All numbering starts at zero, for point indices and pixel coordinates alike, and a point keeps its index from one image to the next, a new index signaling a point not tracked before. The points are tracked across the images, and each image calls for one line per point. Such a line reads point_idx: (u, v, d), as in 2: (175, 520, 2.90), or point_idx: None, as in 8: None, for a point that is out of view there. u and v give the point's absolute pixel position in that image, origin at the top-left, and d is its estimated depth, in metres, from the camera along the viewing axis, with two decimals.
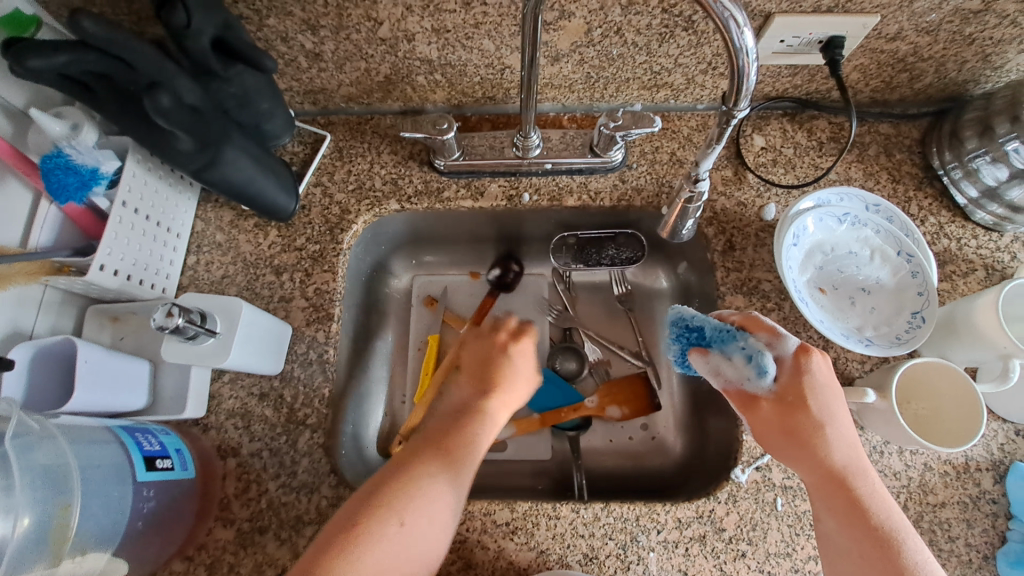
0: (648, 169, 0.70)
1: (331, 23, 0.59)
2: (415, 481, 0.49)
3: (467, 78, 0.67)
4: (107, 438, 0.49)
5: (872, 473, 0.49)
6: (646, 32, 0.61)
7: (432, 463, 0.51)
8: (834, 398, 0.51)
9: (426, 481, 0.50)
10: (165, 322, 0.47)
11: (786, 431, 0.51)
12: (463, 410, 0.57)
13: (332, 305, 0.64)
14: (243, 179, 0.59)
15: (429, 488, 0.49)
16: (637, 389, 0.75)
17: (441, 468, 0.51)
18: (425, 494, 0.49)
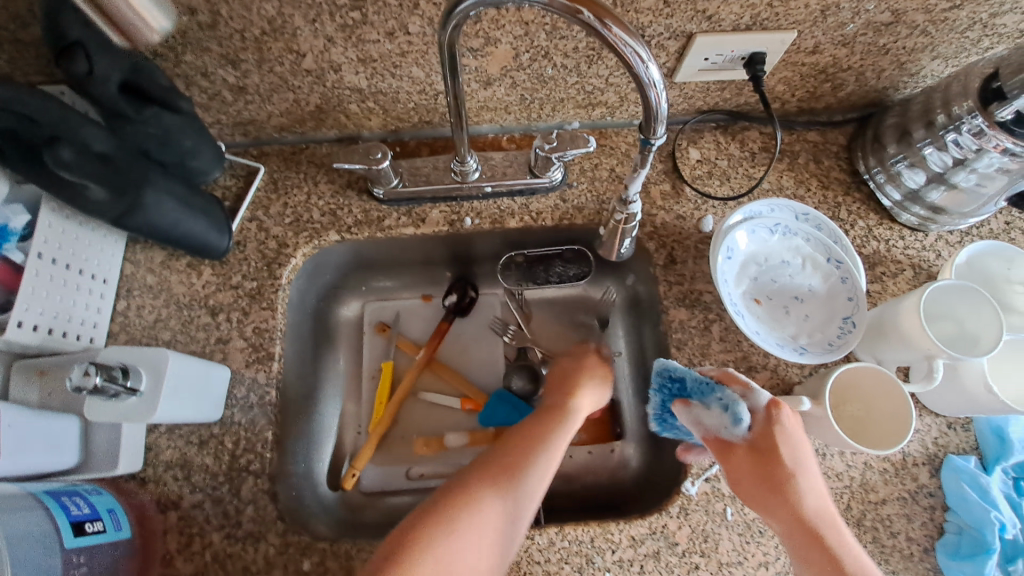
0: (588, 187, 0.70)
1: (252, 57, 0.58)
2: (470, 501, 0.51)
3: (400, 105, 0.66)
4: (29, 506, 0.46)
5: (843, 526, 0.50)
6: (574, 55, 0.61)
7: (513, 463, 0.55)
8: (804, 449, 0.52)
9: (499, 488, 0.53)
10: (82, 381, 0.45)
11: (765, 481, 0.52)
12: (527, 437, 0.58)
13: (272, 343, 0.63)
14: (168, 221, 0.57)
15: (507, 488, 0.53)
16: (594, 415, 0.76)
17: (516, 471, 0.55)
18: (502, 497, 0.52)
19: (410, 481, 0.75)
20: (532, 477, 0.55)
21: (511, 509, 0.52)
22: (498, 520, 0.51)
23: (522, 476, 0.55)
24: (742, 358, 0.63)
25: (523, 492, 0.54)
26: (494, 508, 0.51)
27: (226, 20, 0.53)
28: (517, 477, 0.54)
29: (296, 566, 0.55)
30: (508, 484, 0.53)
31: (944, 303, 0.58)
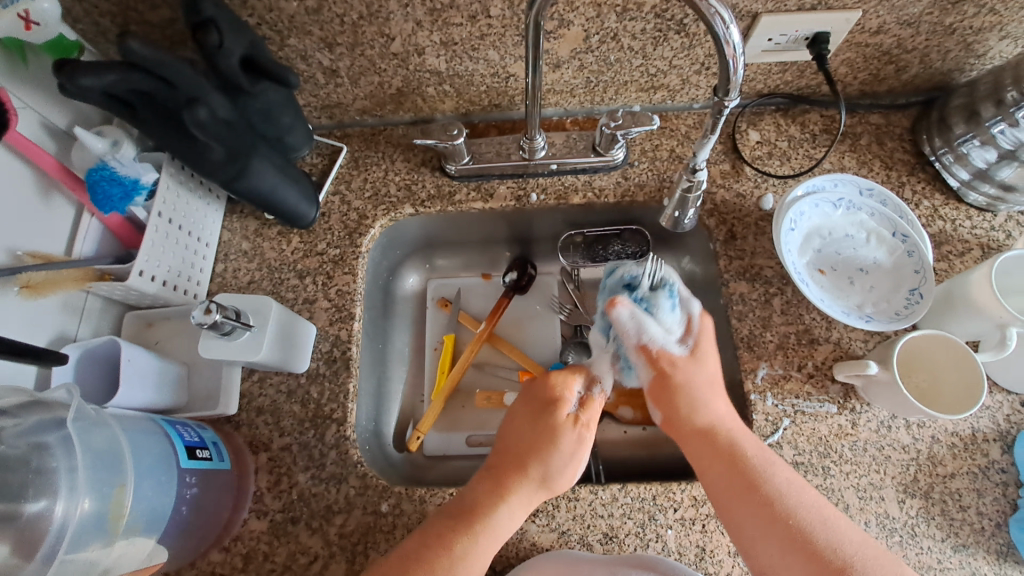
0: (649, 166, 0.73)
1: (347, 41, 0.64)
2: (474, 542, 0.50)
3: (474, 88, 0.71)
4: (152, 429, 0.52)
5: (781, 472, 0.53)
6: (641, 37, 0.64)
7: (495, 505, 0.52)
8: (715, 392, 0.57)
9: (473, 535, 0.50)
10: (204, 318, 0.51)
11: (731, 482, 0.52)
12: (535, 462, 0.54)
13: (353, 305, 0.68)
14: (268, 188, 0.63)
15: (486, 534, 0.51)
16: None
17: (499, 513, 0.52)
18: (483, 541, 0.50)
19: (469, 448, 0.78)
20: (515, 514, 0.53)
21: (491, 551, 0.51)
22: (481, 564, 0.50)
23: (505, 517, 0.52)
24: (804, 330, 0.64)
25: (503, 529, 0.52)
26: (473, 553, 0.49)
27: (330, 5, 0.60)
28: (502, 515, 0.52)
29: (374, 507, 0.59)
30: (488, 530, 0.51)
31: (1017, 275, 0.57)
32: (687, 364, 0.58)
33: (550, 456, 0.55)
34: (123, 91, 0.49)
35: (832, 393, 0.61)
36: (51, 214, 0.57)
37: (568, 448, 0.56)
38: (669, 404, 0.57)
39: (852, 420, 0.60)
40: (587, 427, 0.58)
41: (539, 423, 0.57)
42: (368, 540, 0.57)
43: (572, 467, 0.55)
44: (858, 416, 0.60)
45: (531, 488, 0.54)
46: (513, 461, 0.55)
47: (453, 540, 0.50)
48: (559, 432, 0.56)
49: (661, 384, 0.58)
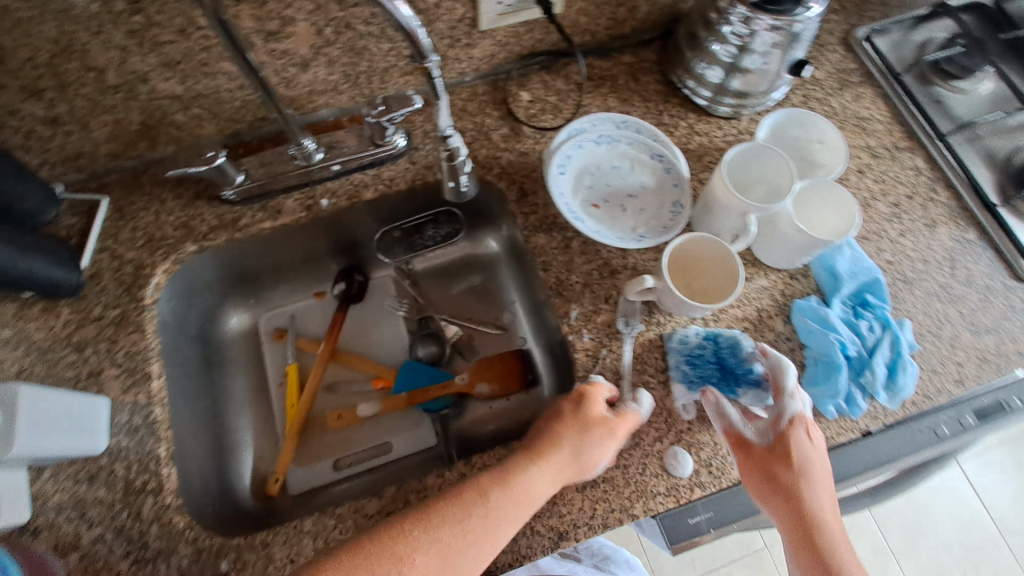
0: (433, 146, 0.74)
1: (52, 84, 0.58)
2: (493, 513, 0.51)
3: (227, 105, 0.68)
4: None
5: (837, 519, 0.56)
6: (376, 21, 0.64)
7: (523, 471, 0.54)
8: (817, 467, 0.57)
9: (474, 509, 0.51)
10: None
11: (801, 522, 0.56)
12: (570, 444, 0.56)
13: (148, 363, 0.62)
14: (3, 264, 0.55)
15: (521, 498, 0.53)
16: (508, 364, 0.78)
17: (529, 474, 0.54)
18: (514, 503, 0.52)
19: (338, 472, 0.75)
20: (546, 481, 0.54)
21: (520, 512, 0.52)
22: (478, 545, 0.50)
23: (535, 483, 0.54)
24: (604, 264, 0.66)
25: (534, 494, 0.53)
26: (472, 531, 0.50)
27: (9, 49, 0.53)
28: (524, 488, 0.53)
29: (212, 568, 0.54)
30: (513, 494, 0.53)
31: (748, 168, 0.64)
32: (777, 444, 0.58)
33: (568, 440, 0.56)
34: None
35: (639, 312, 0.65)
36: None
37: (575, 435, 0.57)
38: (769, 464, 0.57)
39: (660, 333, 0.64)
40: (617, 429, 0.57)
41: (572, 412, 0.59)
42: None
43: (598, 454, 0.56)
44: (663, 327, 0.64)
45: (564, 458, 0.56)
46: (545, 446, 0.57)
47: (450, 509, 0.51)
48: (585, 425, 0.57)
49: (753, 464, 0.57)
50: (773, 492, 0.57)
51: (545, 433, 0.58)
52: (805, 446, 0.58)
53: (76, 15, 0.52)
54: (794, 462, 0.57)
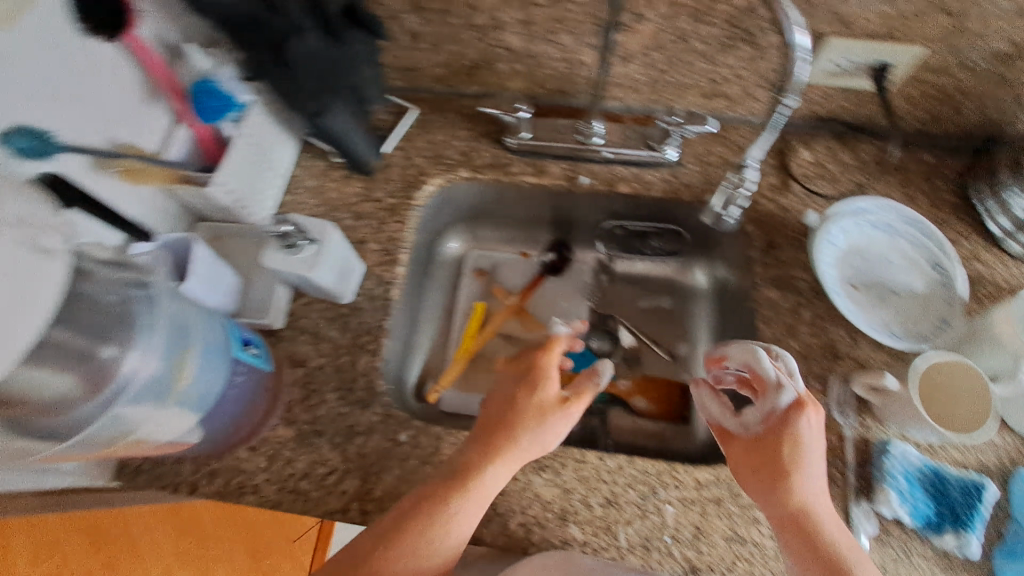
0: (700, 169, 0.76)
1: (436, 7, 0.68)
2: (485, 481, 0.52)
3: (544, 70, 0.76)
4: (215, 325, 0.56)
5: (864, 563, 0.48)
6: (711, 42, 0.67)
7: (484, 464, 0.53)
8: (813, 462, 0.52)
9: (465, 490, 0.51)
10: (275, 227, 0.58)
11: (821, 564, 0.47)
12: (540, 410, 0.56)
13: (399, 252, 0.73)
14: (338, 131, 0.68)
15: (477, 492, 0.51)
16: (668, 392, 0.81)
17: (488, 467, 0.53)
18: (472, 493, 0.51)
19: None
20: (500, 472, 0.53)
21: (478, 508, 0.51)
22: (463, 518, 0.50)
23: (496, 477, 0.53)
24: (829, 344, 0.66)
25: (489, 487, 0.52)
26: (463, 508, 0.51)
27: None
28: (484, 480, 0.52)
29: (393, 435, 0.63)
30: (478, 488, 0.52)
31: None
32: (797, 468, 0.52)
33: (532, 404, 0.56)
34: (235, 16, 0.55)
35: (848, 405, 0.63)
36: (148, 118, 0.61)
37: (534, 426, 0.55)
38: (783, 504, 0.51)
39: (862, 435, 0.62)
40: (573, 403, 0.57)
41: (527, 381, 0.58)
42: (383, 464, 0.61)
43: (546, 426, 0.55)
44: (868, 431, 0.62)
45: (522, 445, 0.54)
46: (508, 432, 0.55)
47: (440, 495, 0.51)
48: (531, 407, 0.56)
49: (740, 458, 0.55)
50: (767, 476, 0.52)
51: (488, 415, 0.57)
52: (805, 489, 0.51)
53: None
54: (790, 486, 0.51)
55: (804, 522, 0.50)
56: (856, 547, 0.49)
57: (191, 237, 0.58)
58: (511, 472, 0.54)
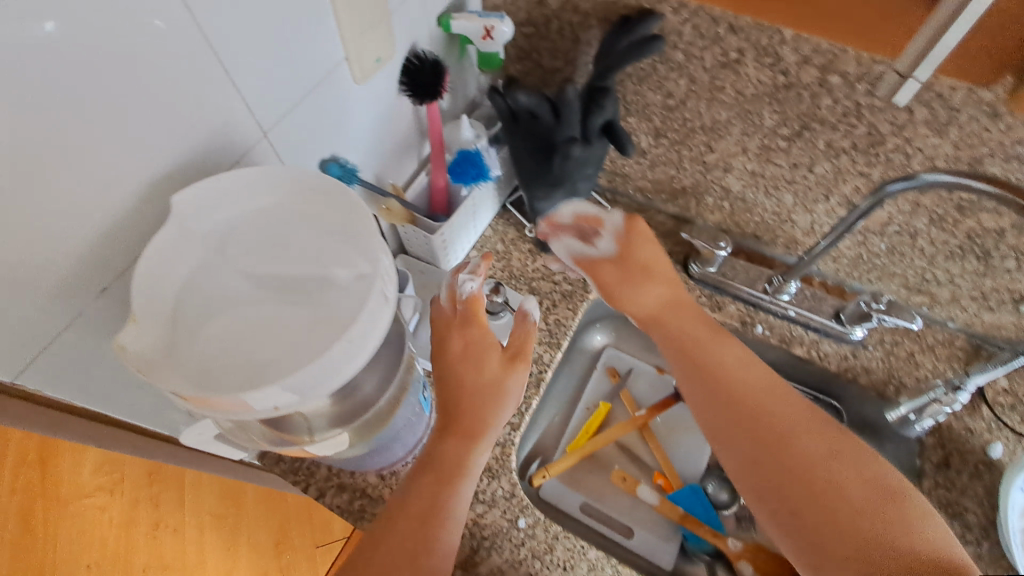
0: (883, 357, 0.73)
1: (675, 137, 0.72)
2: (460, 465, 0.52)
3: (749, 216, 0.77)
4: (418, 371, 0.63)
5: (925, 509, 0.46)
6: (939, 246, 0.66)
7: (456, 446, 0.53)
8: (779, 398, 0.52)
9: (437, 478, 0.51)
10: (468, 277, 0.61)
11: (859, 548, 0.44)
12: (473, 381, 0.55)
13: (562, 337, 0.76)
14: None
15: (454, 475, 0.51)
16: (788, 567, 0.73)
17: (464, 450, 0.53)
18: (448, 476, 0.51)
19: (581, 514, 0.80)
20: (478, 450, 0.53)
21: (461, 488, 0.51)
22: (446, 503, 0.50)
23: (471, 452, 0.53)
24: None
25: (470, 467, 0.52)
26: (432, 494, 0.50)
27: (684, 110, 0.68)
28: (473, 461, 0.53)
29: (512, 517, 0.64)
30: (458, 471, 0.52)
31: None
32: (716, 351, 0.56)
33: (467, 371, 0.55)
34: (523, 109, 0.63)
35: None
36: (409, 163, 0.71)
37: (491, 397, 0.55)
38: (808, 454, 0.48)
39: None
40: (522, 360, 0.58)
41: (466, 350, 0.56)
42: (495, 541, 0.63)
43: (503, 396, 0.55)
44: None
45: (477, 421, 0.54)
46: (468, 413, 0.54)
47: (420, 491, 0.50)
48: (486, 355, 0.56)
49: (658, 313, 0.61)
50: (854, 473, 0.47)
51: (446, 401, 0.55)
52: (775, 394, 0.52)
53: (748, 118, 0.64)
54: (790, 411, 0.51)
55: (889, 505, 0.45)
56: (871, 476, 0.47)
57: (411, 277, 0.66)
58: (488, 443, 0.54)
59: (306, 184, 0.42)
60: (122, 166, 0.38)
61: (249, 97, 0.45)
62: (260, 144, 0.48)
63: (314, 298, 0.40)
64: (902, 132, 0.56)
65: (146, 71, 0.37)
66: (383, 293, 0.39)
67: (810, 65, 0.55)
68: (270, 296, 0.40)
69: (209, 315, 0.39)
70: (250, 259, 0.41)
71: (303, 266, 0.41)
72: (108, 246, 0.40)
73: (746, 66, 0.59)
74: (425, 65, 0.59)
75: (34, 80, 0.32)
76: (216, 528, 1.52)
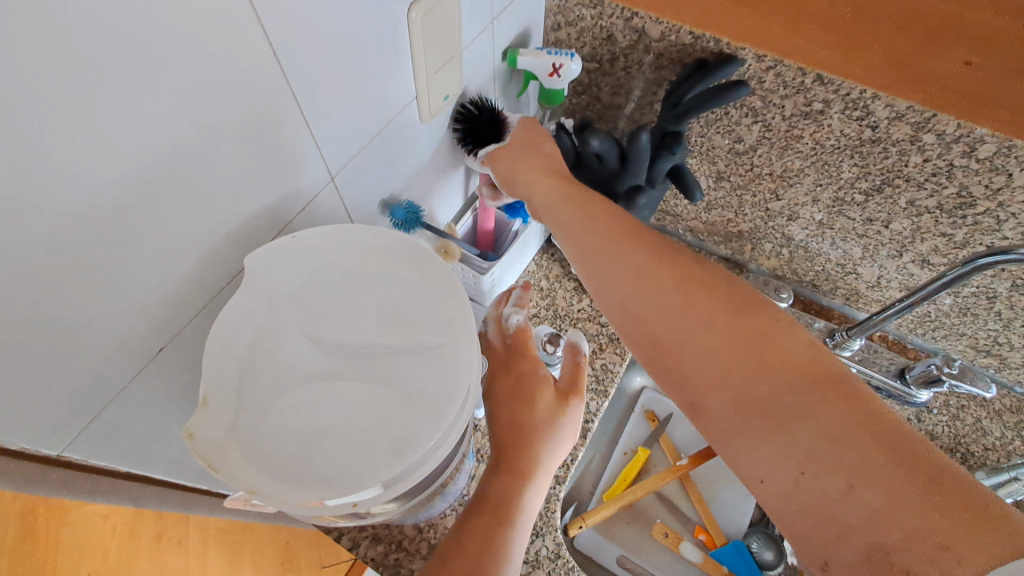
0: (947, 420, 0.70)
1: (739, 182, 0.69)
2: (515, 502, 0.46)
3: (809, 265, 0.74)
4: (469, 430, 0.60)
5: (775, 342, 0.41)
6: (1020, 311, 0.62)
7: (512, 482, 0.47)
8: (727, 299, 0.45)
9: (494, 514, 0.45)
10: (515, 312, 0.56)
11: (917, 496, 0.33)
12: (531, 413, 0.50)
13: (609, 383, 0.72)
14: None
15: (514, 513, 0.46)
16: None
17: (522, 486, 0.47)
18: (504, 514, 0.45)
19: (618, 568, 0.76)
20: (537, 491, 0.48)
21: (520, 528, 0.45)
22: (506, 544, 0.44)
23: (529, 490, 0.48)
24: None
25: (529, 510, 0.47)
26: (491, 530, 0.44)
27: (754, 156, 0.65)
28: (526, 503, 0.47)
29: None
30: (515, 509, 0.46)
31: None
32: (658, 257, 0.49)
33: (523, 410, 0.51)
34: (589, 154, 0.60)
35: None
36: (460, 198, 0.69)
37: (551, 435, 0.50)
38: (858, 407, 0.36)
39: None
40: (575, 397, 0.52)
41: (518, 389, 0.52)
42: None
43: (559, 438, 0.50)
44: None
45: (536, 457, 0.49)
46: (523, 445, 0.49)
47: (477, 523, 0.45)
48: (535, 395, 0.51)
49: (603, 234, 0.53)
50: (846, 417, 0.36)
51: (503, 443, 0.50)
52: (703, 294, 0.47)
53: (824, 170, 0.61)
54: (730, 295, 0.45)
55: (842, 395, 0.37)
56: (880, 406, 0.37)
57: None
58: (545, 484, 0.49)
59: (379, 248, 0.43)
60: (193, 216, 0.35)
61: (323, 141, 0.42)
62: (327, 188, 0.45)
63: (390, 375, 0.39)
64: (995, 196, 0.53)
65: (225, 118, 0.34)
66: (467, 363, 0.40)
67: (903, 122, 0.52)
68: (346, 365, 0.39)
69: (282, 391, 0.37)
70: (321, 327, 0.40)
71: (379, 339, 0.40)
72: (170, 300, 0.37)
73: (830, 117, 0.56)
74: (483, 113, 0.56)
75: (117, 131, 0.29)
76: (220, 543, 1.45)
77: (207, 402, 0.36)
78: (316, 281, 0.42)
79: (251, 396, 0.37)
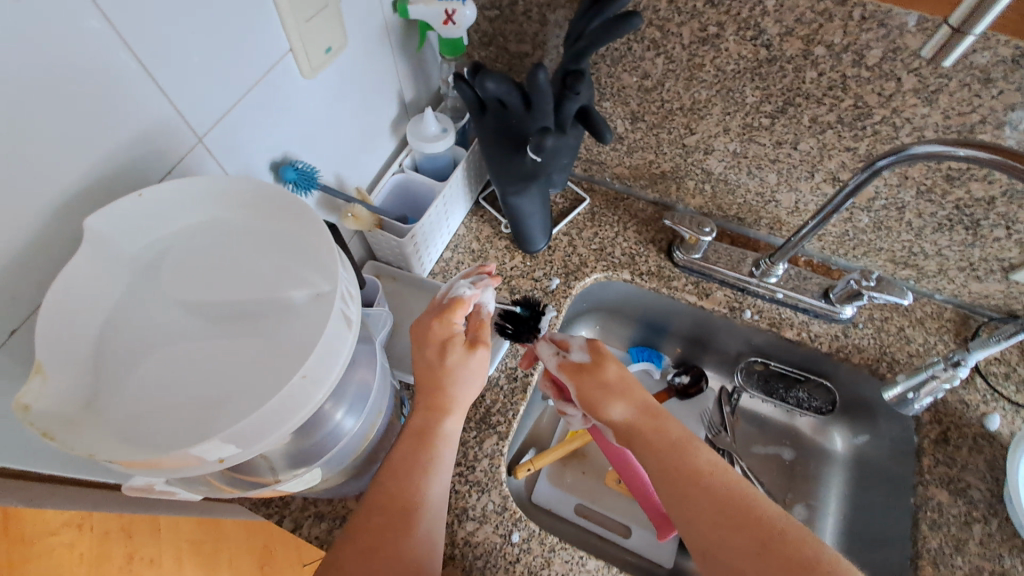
0: (873, 333, 0.71)
1: (653, 120, 0.68)
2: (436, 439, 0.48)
3: (731, 197, 0.74)
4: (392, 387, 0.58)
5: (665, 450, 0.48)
6: (927, 218, 0.63)
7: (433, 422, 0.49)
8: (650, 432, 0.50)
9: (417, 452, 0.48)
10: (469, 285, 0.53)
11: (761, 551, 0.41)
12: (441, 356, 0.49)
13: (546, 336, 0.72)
14: (527, 213, 0.69)
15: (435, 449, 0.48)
16: None
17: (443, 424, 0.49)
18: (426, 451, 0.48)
19: (576, 517, 0.76)
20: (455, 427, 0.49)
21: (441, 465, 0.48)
22: (427, 479, 0.47)
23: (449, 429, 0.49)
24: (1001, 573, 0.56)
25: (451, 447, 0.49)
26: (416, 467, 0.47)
27: (663, 90, 0.64)
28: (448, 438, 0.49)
29: (506, 533, 0.59)
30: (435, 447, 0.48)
31: None
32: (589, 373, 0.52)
33: (431, 352, 0.50)
34: (491, 97, 0.58)
35: None
36: (372, 162, 0.67)
37: (459, 374, 0.49)
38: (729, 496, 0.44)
39: None
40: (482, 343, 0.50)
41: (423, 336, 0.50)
42: (487, 561, 0.57)
43: (467, 378, 0.49)
44: None
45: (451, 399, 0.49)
46: (440, 386, 0.49)
47: (402, 460, 0.47)
48: (439, 340, 0.49)
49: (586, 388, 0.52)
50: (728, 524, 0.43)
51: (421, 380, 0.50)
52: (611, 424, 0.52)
53: (730, 96, 0.61)
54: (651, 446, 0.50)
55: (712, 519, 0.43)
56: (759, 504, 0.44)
57: (380, 285, 0.61)
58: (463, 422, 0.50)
59: (240, 195, 0.40)
60: (32, 182, 0.33)
61: (181, 96, 0.39)
62: (195, 150, 0.42)
63: (263, 328, 0.37)
64: (889, 103, 0.54)
65: (48, 74, 0.31)
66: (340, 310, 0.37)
67: (794, 37, 0.53)
68: (208, 327, 0.36)
69: (137, 358, 0.35)
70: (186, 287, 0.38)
71: (250, 292, 0.38)
72: (20, 273, 0.34)
73: (726, 40, 0.56)
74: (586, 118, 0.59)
75: None
76: (196, 557, 1.33)
77: (51, 374, 0.33)
78: (180, 244, 0.40)
79: (104, 366, 0.34)
